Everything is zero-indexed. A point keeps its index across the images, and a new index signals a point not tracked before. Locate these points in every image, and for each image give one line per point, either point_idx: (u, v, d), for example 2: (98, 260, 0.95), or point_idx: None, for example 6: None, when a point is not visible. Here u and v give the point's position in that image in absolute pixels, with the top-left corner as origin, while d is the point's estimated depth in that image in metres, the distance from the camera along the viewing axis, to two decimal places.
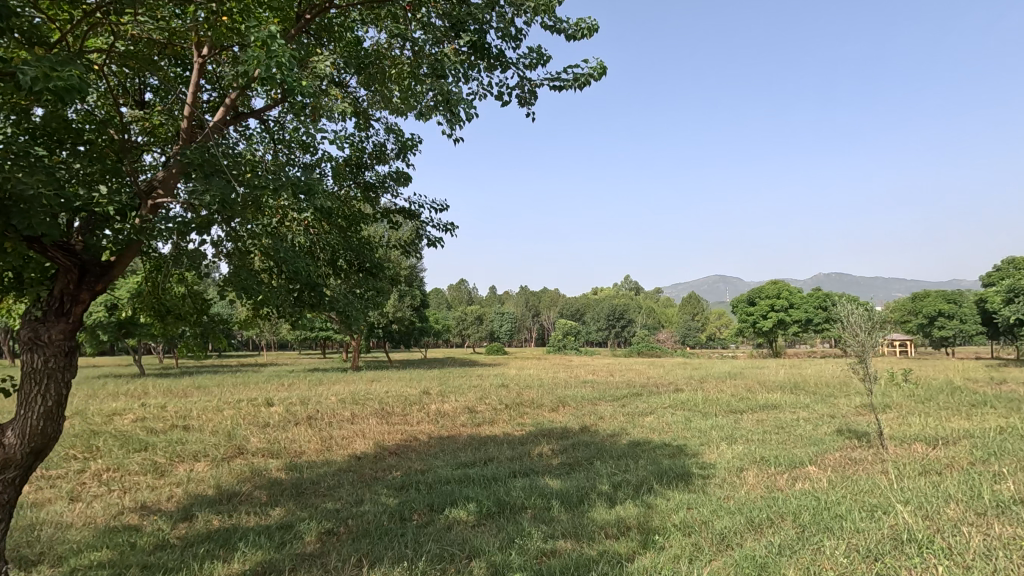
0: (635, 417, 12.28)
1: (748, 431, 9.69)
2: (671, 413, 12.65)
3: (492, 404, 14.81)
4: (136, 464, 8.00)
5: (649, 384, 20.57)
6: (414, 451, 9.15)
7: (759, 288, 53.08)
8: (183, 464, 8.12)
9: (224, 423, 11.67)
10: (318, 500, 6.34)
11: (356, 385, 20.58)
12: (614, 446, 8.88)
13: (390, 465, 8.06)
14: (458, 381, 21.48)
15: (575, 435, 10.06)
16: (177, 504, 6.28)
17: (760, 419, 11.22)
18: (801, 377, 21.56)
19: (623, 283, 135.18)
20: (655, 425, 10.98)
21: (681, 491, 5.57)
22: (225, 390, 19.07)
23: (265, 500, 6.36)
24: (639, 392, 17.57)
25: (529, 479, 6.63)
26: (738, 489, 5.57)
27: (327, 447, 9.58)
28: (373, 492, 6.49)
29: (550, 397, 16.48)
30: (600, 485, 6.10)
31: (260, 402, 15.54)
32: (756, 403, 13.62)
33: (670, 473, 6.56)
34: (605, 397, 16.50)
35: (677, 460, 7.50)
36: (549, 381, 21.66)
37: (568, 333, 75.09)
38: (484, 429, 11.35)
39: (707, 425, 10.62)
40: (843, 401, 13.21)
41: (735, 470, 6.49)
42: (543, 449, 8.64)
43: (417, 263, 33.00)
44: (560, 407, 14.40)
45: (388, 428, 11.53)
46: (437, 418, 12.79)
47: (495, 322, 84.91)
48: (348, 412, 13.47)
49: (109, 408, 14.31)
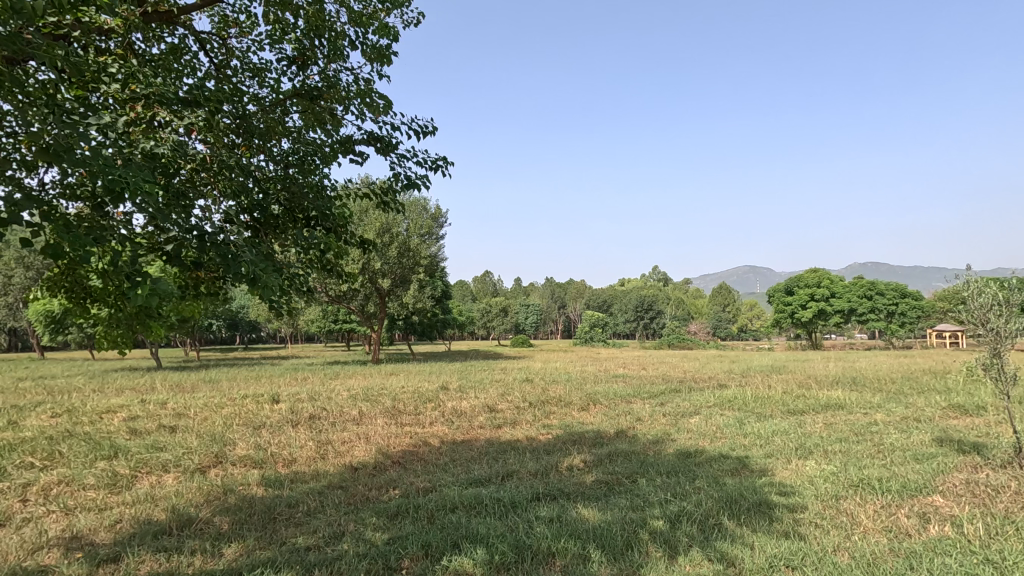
0: (679, 419, 10.66)
1: (826, 439, 7.98)
2: (720, 414, 10.97)
3: (516, 401, 13.38)
4: (94, 475, 6.83)
5: (688, 378, 18.89)
6: (421, 461, 7.79)
7: (798, 276, 50.39)
8: (150, 476, 6.93)
9: (217, 424, 10.51)
10: (288, 532, 4.99)
11: (372, 379, 19.45)
12: (662, 457, 7.32)
13: (390, 481, 6.69)
14: (480, 376, 20.13)
15: (610, 441, 8.58)
16: (115, 535, 5.01)
17: (829, 422, 9.50)
18: (857, 371, 19.45)
19: (651, 275, 132.86)
20: (706, 430, 9.33)
21: (771, 538, 4.03)
22: (233, 385, 18.08)
23: (224, 531, 5.03)
24: (678, 388, 15.94)
25: (558, 508, 5.17)
26: (856, 537, 3.97)
27: (321, 454, 8.29)
28: (359, 522, 5.10)
29: (579, 394, 14.93)
30: (653, 521, 4.59)
31: (265, 398, 14.41)
32: (817, 403, 11.80)
33: (741, 501, 5.01)
34: (641, 394, 14.92)
35: (743, 480, 5.95)
36: (577, 376, 20.10)
37: (595, 324, 73.20)
38: (505, 433, 9.87)
39: (768, 430, 8.98)
40: (924, 401, 11.34)
41: (832, 500, 4.88)
42: (573, 462, 7.15)
43: (439, 252, 31.69)
44: (591, 406, 12.82)
45: (396, 430, 10.22)
46: (453, 418, 11.42)
47: (520, 313, 83.69)
48: (355, 411, 12.21)
49: (105, 406, 13.32)
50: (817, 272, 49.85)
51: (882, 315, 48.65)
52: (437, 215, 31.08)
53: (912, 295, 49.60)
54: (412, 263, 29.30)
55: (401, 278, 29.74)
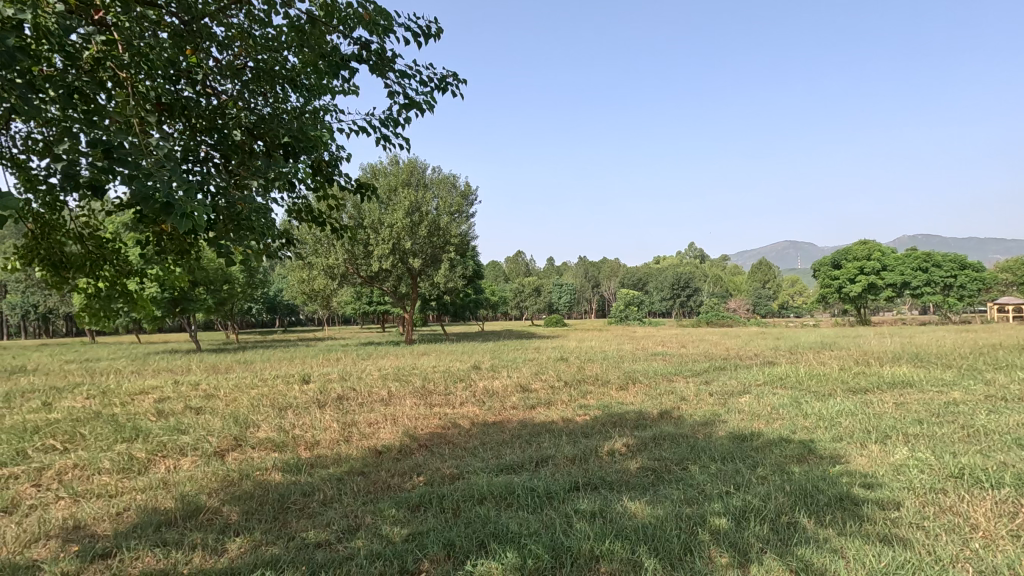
0: (728, 399, 9.85)
1: (901, 421, 7.07)
2: (773, 392, 10.11)
3: (550, 380, 12.78)
4: (110, 459, 6.54)
5: (732, 356, 17.93)
6: (449, 444, 7.29)
7: (846, 249, 47.95)
8: (167, 460, 6.60)
9: (244, 405, 10.25)
10: (300, 525, 4.50)
11: (404, 359, 19.18)
12: (714, 441, 6.57)
13: (415, 466, 6.16)
14: (513, 354, 19.63)
15: (653, 423, 7.91)
16: (117, 526, 4.62)
17: (900, 402, 8.55)
18: (918, 346, 18.09)
19: (687, 251, 129.90)
20: (759, 410, 8.51)
21: (865, 545, 3.29)
22: (267, 366, 18.10)
23: (232, 523, 4.58)
24: (722, 366, 15.05)
25: (600, 501, 4.54)
26: (977, 544, 3.20)
27: (346, 436, 7.88)
28: (377, 516, 4.57)
29: (616, 372, 14.24)
30: (713, 518, 3.90)
31: (296, 379, 14.25)
32: (882, 380, 10.79)
33: (817, 494, 4.26)
34: (682, 372, 14.11)
35: (812, 468, 5.19)
36: (613, 354, 19.37)
37: (630, 302, 71.93)
38: (539, 413, 9.27)
39: (830, 410, 8.11)
40: (1005, 377, 10.21)
41: (929, 495, 4.09)
42: (615, 446, 6.49)
43: (470, 230, 31.16)
44: (630, 386, 12.10)
45: (425, 411, 9.76)
46: (485, 398, 10.89)
47: (553, 293, 83.05)
48: (385, 391, 11.84)
49: (139, 387, 13.35)
50: (866, 244, 47.34)
51: (938, 288, 45.99)
52: (467, 192, 30.47)
53: (972, 266, 46.59)
54: (442, 242, 28.84)
55: (432, 258, 29.33)
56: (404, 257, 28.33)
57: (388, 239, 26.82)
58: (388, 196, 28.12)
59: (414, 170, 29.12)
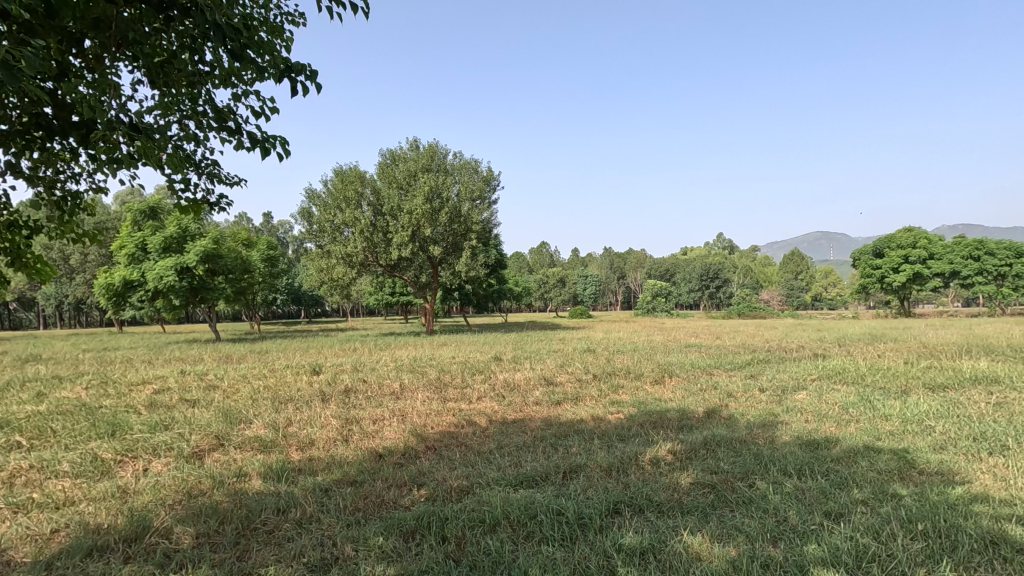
0: (783, 396, 8.61)
1: (1012, 427, 5.77)
2: (836, 389, 8.82)
3: (578, 373, 11.69)
4: (73, 458, 5.71)
5: (776, 348, 16.53)
6: (462, 445, 6.29)
7: (890, 237, 45.42)
8: (137, 462, 5.72)
9: (243, 397, 9.43)
10: (263, 555, 3.53)
11: (422, 349, 18.31)
12: (783, 449, 5.39)
13: (418, 476, 5.13)
14: (537, 346, 18.59)
15: (699, 424, 6.77)
16: (40, 552, 3.71)
17: (998, 402, 7.19)
18: (985, 339, 16.38)
19: (716, 242, 127.09)
20: (825, 411, 7.25)
21: None
22: (279, 356, 17.40)
23: (179, 551, 3.63)
24: (766, 359, 13.72)
25: (649, 533, 3.45)
26: None
27: (346, 435, 6.93)
28: (359, 546, 3.55)
29: (650, 365, 13.05)
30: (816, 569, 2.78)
31: (306, 370, 13.42)
32: (962, 375, 9.38)
33: (956, 534, 3.08)
34: (723, 365, 12.85)
35: (926, 490, 3.99)
36: (644, 346, 18.14)
37: (658, 294, 70.05)
38: (566, 411, 8.18)
39: (912, 410, 6.85)
40: None
41: None
42: (660, 453, 5.36)
43: (492, 217, 30.09)
44: (666, 380, 10.91)
45: (438, 406, 8.79)
46: (505, 393, 9.86)
47: (579, 284, 81.59)
48: (397, 383, 10.93)
49: (143, 377, 12.69)
50: (912, 232, 44.77)
51: (990, 278, 43.24)
52: (489, 178, 29.25)
53: None
54: (464, 229, 27.85)
55: (453, 246, 28.36)
56: (425, 245, 27.40)
57: (408, 226, 25.87)
58: (407, 183, 27.21)
59: (435, 156, 28.08)
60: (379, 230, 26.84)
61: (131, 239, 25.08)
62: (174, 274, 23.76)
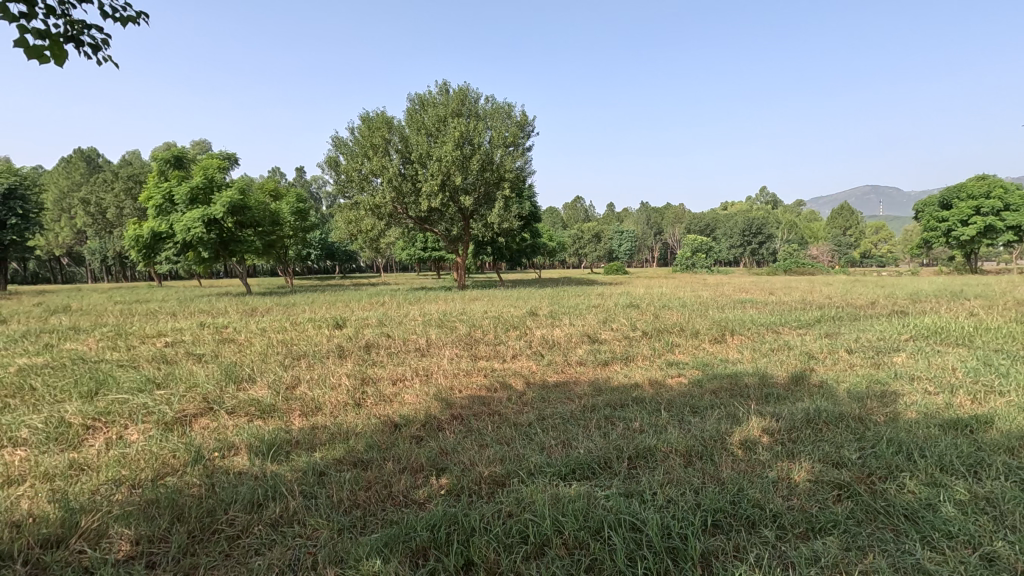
0: (878, 360, 7.16)
1: None
2: (943, 352, 7.33)
3: (624, 330, 10.42)
4: (36, 423, 4.81)
5: (844, 304, 14.82)
6: (494, 414, 5.17)
7: (960, 186, 41.65)
8: (110, 428, 4.79)
9: (254, 352, 8.55)
10: None
11: (452, 304, 17.30)
12: (922, 431, 4.04)
13: (439, 456, 4.00)
14: (575, 300, 17.33)
15: (786, 393, 5.45)
16: None
17: None
18: None
19: (759, 197, 121.64)
20: (947, 379, 5.81)
21: None
22: (305, 309, 16.65)
23: (103, 568, 2.61)
24: (838, 317, 12.11)
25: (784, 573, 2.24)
26: None
27: (361, 398, 5.90)
28: (346, 573, 2.45)
29: (704, 322, 11.63)
30: None
31: (329, 324, 12.51)
32: None
33: None
34: (790, 323, 11.35)
35: None
36: (693, 302, 16.67)
37: (697, 250, 67.35)
38: (616, 373, 6.97)
39: None
40: None
41: None
42: (753, 433, 4.10)
43: (527, 166, 28.36)
44: (728, 339, 9.50)
45: (467, 364, 7.70)
46: (543, 351, 8.69)
47: (614, 241, 79.16)
48: (424, 338, 9.91)
49: (158, 331, 11.99)
50: (986, 180, 40.86)
51: None
52: (523, 123, 27.38)
53: None
54: (496, 177, 26.30)
55: (485, 197, 26.96)
56: (455, 195, 26.05)
57: (437, 174, 24.44)
58: (437, 128, 25.68)
59: (465, 100, 26.35)
60: (408, 179, 25.60)
61: (159, 189, 24.57)
62: (201, 225, 23.03)
